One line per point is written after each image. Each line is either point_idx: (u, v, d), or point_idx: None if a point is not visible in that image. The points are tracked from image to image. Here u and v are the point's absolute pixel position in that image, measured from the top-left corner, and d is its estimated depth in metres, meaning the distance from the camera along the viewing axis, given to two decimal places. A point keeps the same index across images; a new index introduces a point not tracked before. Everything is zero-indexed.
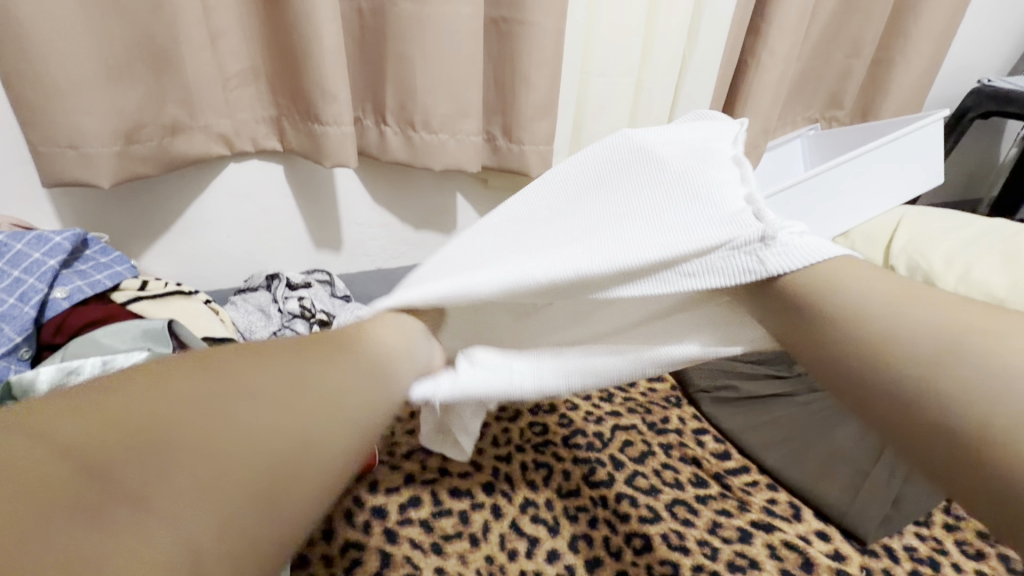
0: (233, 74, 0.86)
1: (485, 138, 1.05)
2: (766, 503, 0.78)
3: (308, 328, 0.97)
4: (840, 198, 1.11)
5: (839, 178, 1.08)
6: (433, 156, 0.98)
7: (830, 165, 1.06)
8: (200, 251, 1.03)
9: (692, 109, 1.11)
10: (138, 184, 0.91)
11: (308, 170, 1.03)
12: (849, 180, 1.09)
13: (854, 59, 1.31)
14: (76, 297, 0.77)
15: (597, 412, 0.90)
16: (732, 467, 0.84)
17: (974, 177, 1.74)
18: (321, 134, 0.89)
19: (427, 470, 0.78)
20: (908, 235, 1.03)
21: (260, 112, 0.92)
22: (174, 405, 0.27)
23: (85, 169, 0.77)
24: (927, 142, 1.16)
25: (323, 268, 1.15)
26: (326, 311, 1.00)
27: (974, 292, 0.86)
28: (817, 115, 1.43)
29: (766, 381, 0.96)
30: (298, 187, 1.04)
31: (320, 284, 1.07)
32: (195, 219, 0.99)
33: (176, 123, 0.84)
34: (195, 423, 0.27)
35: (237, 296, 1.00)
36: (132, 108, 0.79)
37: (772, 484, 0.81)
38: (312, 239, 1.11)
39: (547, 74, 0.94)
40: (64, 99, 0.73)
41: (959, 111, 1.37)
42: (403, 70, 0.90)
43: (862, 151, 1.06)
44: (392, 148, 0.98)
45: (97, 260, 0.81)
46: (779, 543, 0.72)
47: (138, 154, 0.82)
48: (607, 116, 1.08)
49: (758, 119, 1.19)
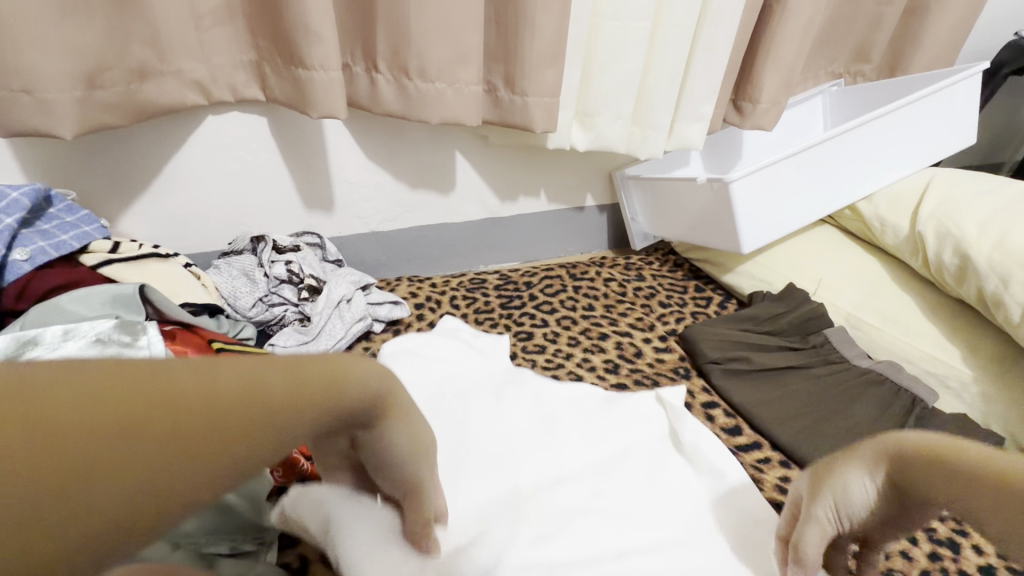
0: (206, 11, 0.76)
1: (486, 90, 0.96)
2: (779, 481, 0.74)
3: (296, 294, 0.89)
4: (861, 164, 1.06)
5: (860, 141, 1.03)
6: (430, 108, 0.90)
7: (853, 125, 0.99)
8: (179, 214, 0.94)
9: (710, 60, 1.03)
10: (106, 137, 0.83)
11: (292, 120, 0.92)
12: (869, 142, 1.04)
13: (885, 7, 1.20)
14: (38, 260, 0.70)
15: (601, 383, 0.91)
16: (743, 442, 0.80)
17: (1001, 137, 1.64)
18: (305, 79, 0.79)
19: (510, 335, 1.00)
20: (938, 198, 0.98)
21: (238, 56, 0.82)
22: (34, 459, 0.23)
23: (43, 117, 0.68)
24: (960, 99, 1.09)
25: (314, 231, 1.06)
26: (315, 277, 0.93)
27: (1009, 262, 0.82)
28: (841, 70, 1.34)
29: (777, 354, 0.93)
30: (285, 142, 0.94)
31: (310, 248, 1.00)
32: (173, 176, 0.90)
33: (144, 67, 0.75)
34: (101, 437, 0.25)
35: (220, 261, 0.92)
36: (91, 46, 0.69)
37: (785, 461, 0.78)
38: (301, 201, 1.02)
39: (553, 15, 0.86)
40: (17, 33, 0.63)
41: (993, 65, 1.28)
42: (396, 10, 0.81)
43: (884, 111, 1.00)
44: (384, 98, 0.89)
45: (62, 220, 0.74)
46: None
47: (104, 100, 0.73)
48: (616, 68, 1.00)
49: (781, 73, 1.10)
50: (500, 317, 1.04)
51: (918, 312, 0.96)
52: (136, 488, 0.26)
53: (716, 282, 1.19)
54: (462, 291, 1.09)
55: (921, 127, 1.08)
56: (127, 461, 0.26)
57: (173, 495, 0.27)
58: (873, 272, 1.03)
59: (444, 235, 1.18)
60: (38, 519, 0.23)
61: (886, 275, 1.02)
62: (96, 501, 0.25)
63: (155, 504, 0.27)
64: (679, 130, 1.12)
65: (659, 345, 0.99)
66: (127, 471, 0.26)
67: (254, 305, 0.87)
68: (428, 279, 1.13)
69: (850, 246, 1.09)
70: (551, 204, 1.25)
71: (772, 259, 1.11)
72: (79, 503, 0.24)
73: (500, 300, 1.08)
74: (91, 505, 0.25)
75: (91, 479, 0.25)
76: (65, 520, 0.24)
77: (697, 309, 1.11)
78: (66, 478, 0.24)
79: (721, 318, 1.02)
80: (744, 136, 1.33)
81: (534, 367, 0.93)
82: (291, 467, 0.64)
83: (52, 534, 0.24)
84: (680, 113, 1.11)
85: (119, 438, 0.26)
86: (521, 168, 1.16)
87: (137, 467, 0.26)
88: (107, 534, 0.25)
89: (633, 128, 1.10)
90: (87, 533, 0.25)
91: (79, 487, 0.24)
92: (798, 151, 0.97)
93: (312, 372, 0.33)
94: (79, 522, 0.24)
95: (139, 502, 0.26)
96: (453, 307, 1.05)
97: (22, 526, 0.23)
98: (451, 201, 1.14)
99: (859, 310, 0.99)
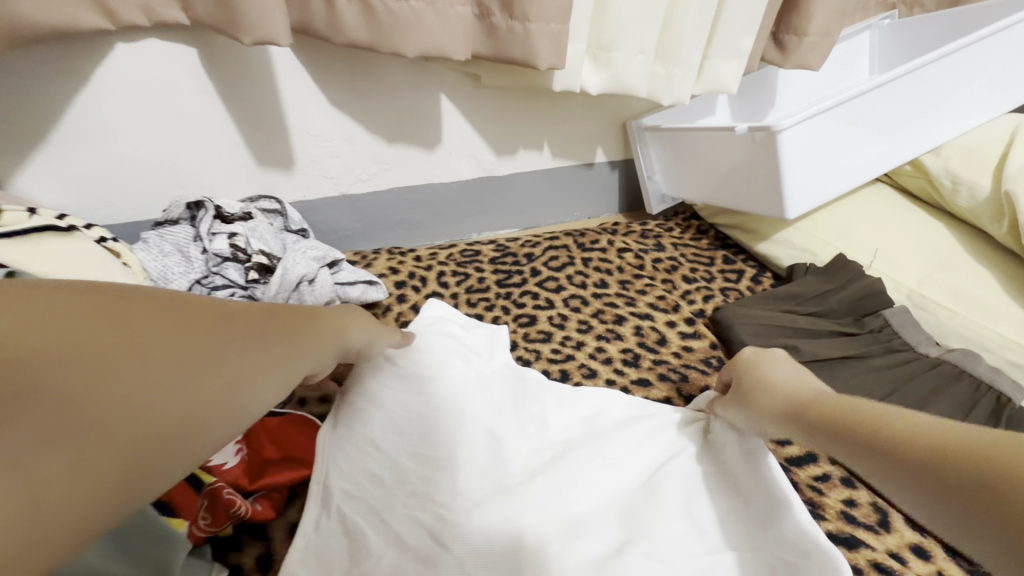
0: None
1: (477, 14, 0.76)
2: (844, 507, 0.60)
3: (243, 274, 0.73)
4: (924, 113, 0.87)
5: (924, 83, 0.84)
6: (404, 36, 0.70)
7: (916, 63, 0.81)
8: (94, 172, 0.75)
9: None
10: None
11: (230, 52, 0.73)
12: (933, 86, 0.85)
13: None
14: None
15: (618, 379, 0.75)
16: (796, 454, 0.65)
17: None
18: None
19: (508, 321, 0.84)
20: None
21: None
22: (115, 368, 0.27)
23: None
24: None
25: (270, 193, 0.88)
26: (268, 253, 0.75)
27: None
28: None
29: (829, 341, 0.78)
30: (222, 81, 0.75)
31: (266, 215, 0.82)
32: (79, 124, 0.71)
33: None
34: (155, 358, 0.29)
35: (149, 232, 0.74)
36: None
37: (846, 478, 0.63)
38: (252, 156, 0.83)
39: None
40: None
41: None
42: None
43: (953, 47, 0.81)
44: (345, 22, 0.69)
45: None
46: (867, 565, 0.55)
47: None
48: None
49: None
50: (496, 297, 0.87)
51: (996, 290, 0.80)
52: (165, 409, 0.28)
53: (747, 252, 1.02)
54: (453, 263, 0.93)
55: (1002, 65, 0.89)
56: (183, 377, 0.30)
57: (204, 421, 0.30)
58: (939, 241, 0.87)
59: (430, 198, 1.00)
60: (118, 422, 0.26)
61: (956, 245, 0.86)
62: (157, 414, 0.28)
63: (191, 426, 0.29)
64: (711, 67, 0.92)
65: (686, 331, 0.84)
66: (184, 400, 0.29)
67: (191, 290, 0.70)
68: (412, 251, 0.96)
69: (909, 209, 0.92)
70: (555, 161, 1.07)
71: (817, 225, 0.93)
72: (142, 410, 0.27)
73: (496, 276, 0.91)
74: (162, 405, 0.28)
75: (157, 387, 0.28)
76: (138, 419, 0.27)
77: (726, 284, 0.94)
78: (137, 394, 0.27)
79: (757, 296, 0.86)
80: (781, 77, 1.13)
81: (536, 361, 0.77)
82: (224, 511, 0.49)
83: (118, 435, 0.26)
84: (714, 47, 0.91)
85: (190, 350, 0.31)
86: (518, 116, 0.97)
87: (177, 392, 0.29)
88: (168, 442, 0.28)
89: (657, 65, 0.90)
90: (148, 445, 0.27)
91: (145, 402, 0.28)
92: (845, 101, 0.79)
93: (294, 323, 0.40)
94: (125, 434, 0.26)
95: (168, 419, 0.28)
96: (442, 285, 0.88)
97: (98, 454, 0.25)
98: (436, 158, 0.95)
99: (924, 286, 0.83)
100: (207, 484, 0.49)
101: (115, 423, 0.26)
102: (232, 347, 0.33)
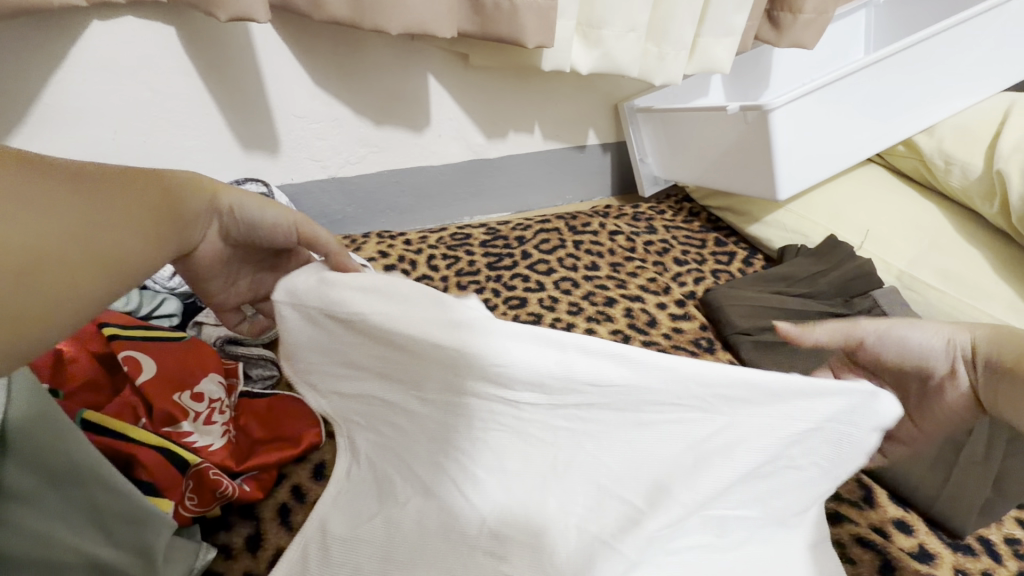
0: None
1: None
2: None
3: None
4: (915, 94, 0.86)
5: (914, 63, 0.83)
6: (387, 13, 0.68)
7: (907, 42, 0.79)
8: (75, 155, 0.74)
9: None
10: None
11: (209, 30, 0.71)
12: (924, 66, 0.84)
13: None
14: None
15: None
16: None
17: None
18: None
19: (498, 304, 0.83)
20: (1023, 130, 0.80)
21: None
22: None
23: None
24: None
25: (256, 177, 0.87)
26: None
27: None
28: None
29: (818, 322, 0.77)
30: (203, 61, 0.73)
31: None
32: (57, 106, 0.70)
33: None
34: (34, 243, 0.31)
35: None
36: None
37: None
38: (237, 139, 0.82)
39: None
40: None
41: None
42: None
43: (945, 24, 0.80)
44: None
45: None
46: (849, 539, 0.57)
47: None
48: None
49: None
50: (487, 280, 0.87)
51: (986, 269, 0.80)
52: (61, 275, 0.32)
53: (739, 235, 1.02)
54: (444, 247, 0.92)
55: (996, 41, 0.88)
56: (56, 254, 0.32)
57: (88, 290, 0.33)
58: (930, 221, 0.87)
59: (420, 182, 0.99)
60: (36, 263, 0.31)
61: (947, 225, 0.86)
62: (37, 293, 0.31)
63: (80, 292, 0.33)
64: (703, 46, 0.91)
65: (676, 312, 0.84)
66: (75, 276, 0.33)
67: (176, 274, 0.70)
68: (403, 234, 0.95)
69: (903, 190, 0.92)
70: (546, 143, 1.06)
71: (809, 207, 0.93)
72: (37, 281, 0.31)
73: (487, 259, 0.91)
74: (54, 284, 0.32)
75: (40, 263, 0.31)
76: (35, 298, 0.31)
77: (718, 266, 0.94)
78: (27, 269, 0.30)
79: (748, 278, 0.86)
80: (775, 57, 1.11)
81: None
82: (209, 491, 0.49)
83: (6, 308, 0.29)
84: (706, 24, 0.89)
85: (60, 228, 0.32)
86: (508, 97, 0.96)
87: (64, 262, 0.32)
88: (56, 312, 0.32)
89: (647, 44, 0.89)
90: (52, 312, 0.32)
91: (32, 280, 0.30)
92: (832, 83, 0.78)
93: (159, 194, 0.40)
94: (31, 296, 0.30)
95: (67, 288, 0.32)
96: (432, 269, 0.88)
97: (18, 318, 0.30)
98: (425, 140, 0.94)
99: (914, 267, 0.83)
100: (192, 466, 0.49)
101: (32, 257, 0.31)
102: (100, 218, 0.35)
